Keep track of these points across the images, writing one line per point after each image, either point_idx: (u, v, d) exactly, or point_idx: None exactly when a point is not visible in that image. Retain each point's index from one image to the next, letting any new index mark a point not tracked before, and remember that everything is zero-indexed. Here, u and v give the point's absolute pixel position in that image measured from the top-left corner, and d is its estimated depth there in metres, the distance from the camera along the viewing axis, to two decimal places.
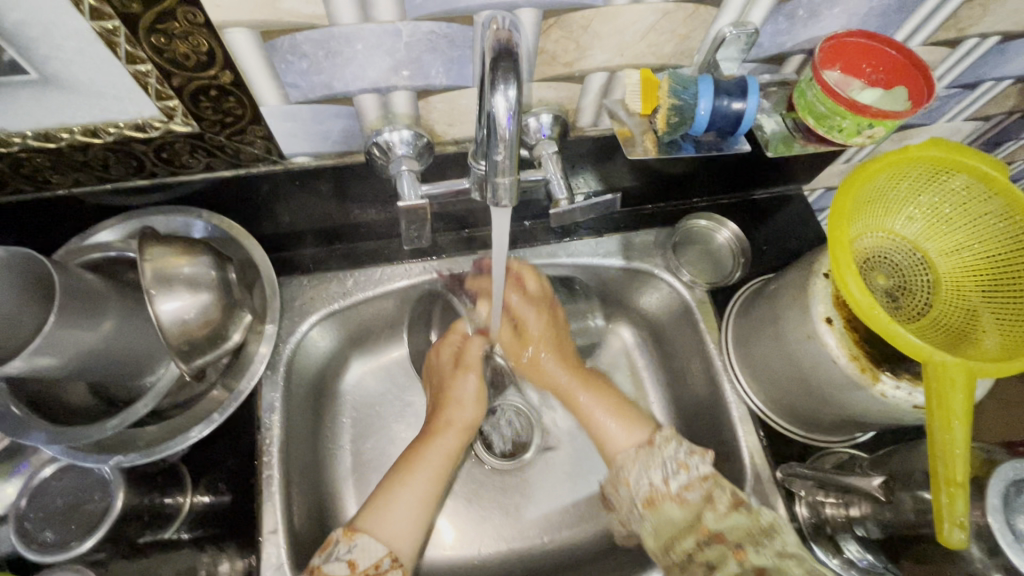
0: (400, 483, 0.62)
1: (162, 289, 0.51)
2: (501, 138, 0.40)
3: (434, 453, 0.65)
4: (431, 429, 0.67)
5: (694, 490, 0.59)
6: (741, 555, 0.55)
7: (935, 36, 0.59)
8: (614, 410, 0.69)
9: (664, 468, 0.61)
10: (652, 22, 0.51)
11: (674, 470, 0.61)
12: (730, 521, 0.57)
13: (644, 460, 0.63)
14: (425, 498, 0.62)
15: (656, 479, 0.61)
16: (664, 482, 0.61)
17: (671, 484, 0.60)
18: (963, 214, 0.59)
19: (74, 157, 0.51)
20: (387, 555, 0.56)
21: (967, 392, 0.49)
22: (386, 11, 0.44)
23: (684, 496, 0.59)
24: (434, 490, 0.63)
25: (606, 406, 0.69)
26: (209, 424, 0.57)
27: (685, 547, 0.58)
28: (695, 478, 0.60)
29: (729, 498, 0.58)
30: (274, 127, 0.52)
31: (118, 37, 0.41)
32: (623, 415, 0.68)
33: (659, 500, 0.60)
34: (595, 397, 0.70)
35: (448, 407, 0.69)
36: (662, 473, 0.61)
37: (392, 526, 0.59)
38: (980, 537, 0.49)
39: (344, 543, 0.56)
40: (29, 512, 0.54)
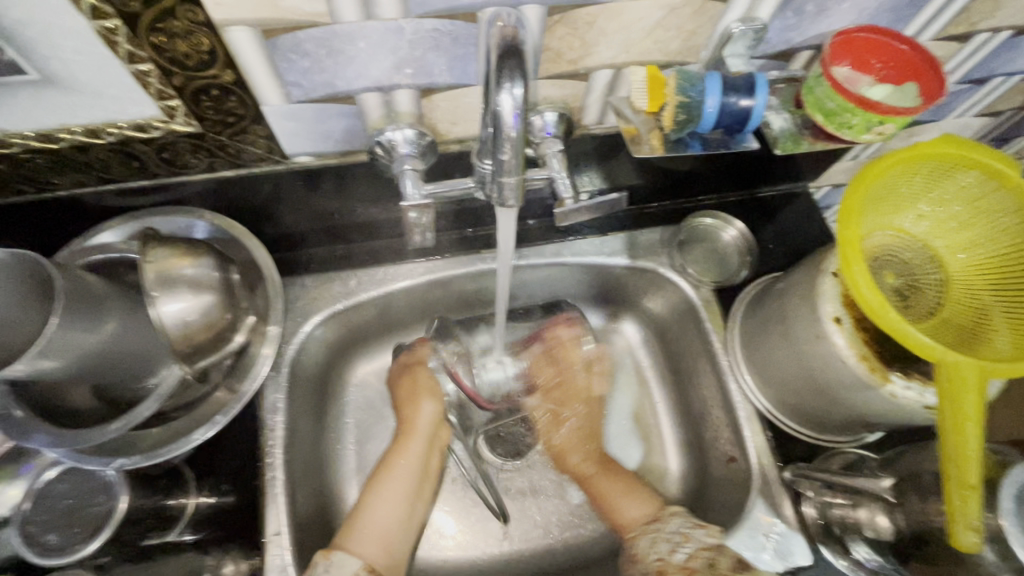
0: (374, 496, 0.64)
1: (164, 291, 0.51)
2: (507, 136, 0.40)
3: (402, 463, 0.66)
4: (399, 442, 0.68)
5: (698, 559, 0.62)
6: None
7: (947, 31, 0.58)
8: (629, 489, 0.71)
9: (670, 542, 0.64)
10: (659, 18, 0.50)
11: (680, 542, 0.64)
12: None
13: (654, 534, 0.66)
14: (400, 508, 0.64)
15: (665, 551, 0.64)
16: (671, 553, 0.63)
17: (677, 555, 0.63)
18: (972, 212, 0.58)
19: (76, 158, 0.51)
20: (363, 568, 0.57)
21: (979, 392, 0.48)
22: (389, 9, 0.43)
23: (691, 565, 0.61)
24: (405, 500, 0.65)
25: (620, 483, 0.71)
26: (212, 426, 0.57)
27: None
28: (698, 544, 0.63)
29: (731, 563, 0.60)
30: (276, 127, 0.51)
31: (118, 37, 0.41)
32: (634, 491, 0.71)
33: (669, 572, 0.62)
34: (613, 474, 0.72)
35: (412, 422, 0.69)
36: (670, 544, 0.64)
37: (367, 537, 0.61)
38: (993, 540, 0.48)
39: (323, 561, 0.57)
40: (33, 515, 0.54)
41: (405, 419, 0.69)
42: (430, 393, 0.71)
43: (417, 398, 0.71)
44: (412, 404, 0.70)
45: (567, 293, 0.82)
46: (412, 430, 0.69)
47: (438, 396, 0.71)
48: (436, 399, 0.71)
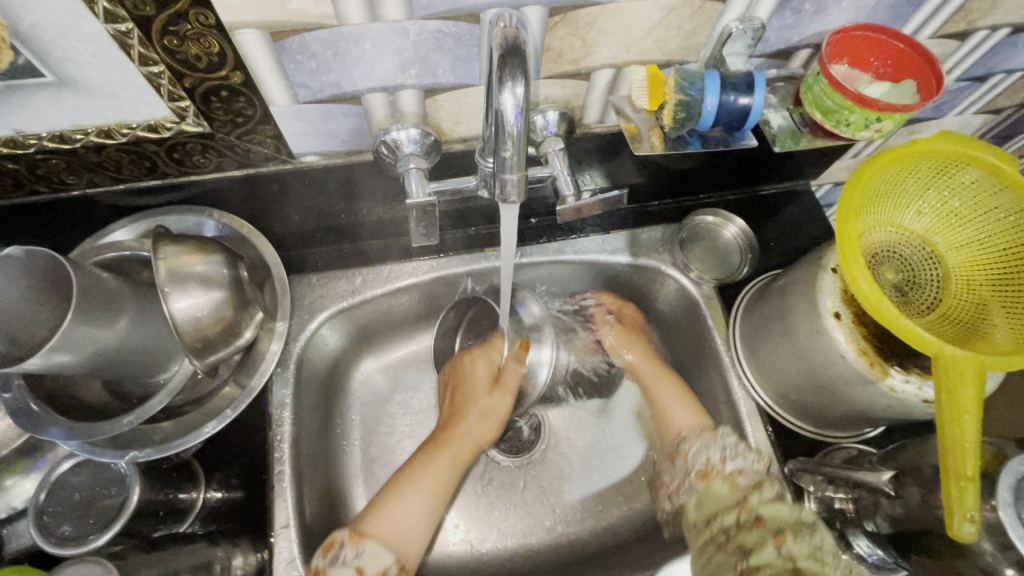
0: (411, 491, 0.64)
1: (175, 287, 0.52)
2: (509, 134, 0.40)
3: (444, 465, 0.67)
4: (442, 441, 0.70)
5: (746, 476, 0.64)
6: (780, 540, 0.60)
7: (944, 29, 0.58)
8: (681, 398, 0.73)
9: (724, 451, 0.66)
10: (659, 18, 0.51)
11: (731, 455, 0.65)
12: (773, 506, 0.62)
13: (706, 439, 0.68)
14: (434, 511, 0.64)
15: (715, 457, 0.66)
16: (721, 461, 0.66)
17: (727, 465, 0.65)
18: (974, 210, 0.58)
19: (89, 158, 0.52)
20: (392, 564, 0.60)
21: (977, 386, 0.48)
22: (394, 11, 0.44)
23: (735, 479, 0.64)
24: (441, 504, 0.65)
25: (676, 394, 0.74)
26: (222, 419, 0.57)
27: (725, 522, 0.63)
28: (749, 467, 0.64)
29: (775, 489, 0.62)
30: (284, 127, 0.52)
31: (131, 39, 0.42)
32: (690, 402, 0.73)
33: (711, 476, 0.66)
34: (669, 385, 0.75)
35: (470, 419, 0.71)
36: (720, 453, 0.66)
37: (402, 534, 0.62)
38: (990, 531, 0.49)
39: (350, 547, 0.59)
40: (47, 507, 0.55)
41: (461, 421, 0.71)
42: (506, 382, 0.74)
43: (485, 403, 0.73)
44: (469, 398, 0.72)
45: (570, 291, 0.83)
46: (459, 432, 0.70)
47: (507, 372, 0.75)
48: (507, 393, 0.74)
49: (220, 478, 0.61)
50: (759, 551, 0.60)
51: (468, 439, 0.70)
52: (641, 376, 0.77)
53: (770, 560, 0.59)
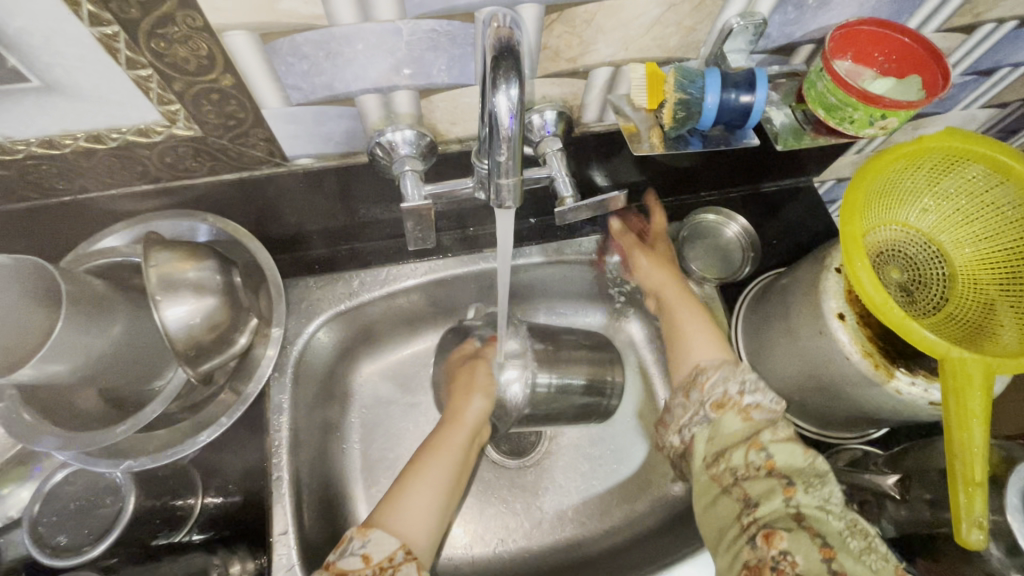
0: (414, 478, 0.62)
1: (167, 295, 0.51)
2: (503, 138, 0.40)
3: (444, 453, 0.65)
4: (444, 429, 0.67)
5: (761, 411, 0.58)
6: (792, 492, 0.53)
7: (950, 23, 0.57)
8: (697, 319, 0.68)
9: (743, 384, 0.60)
10: (658, 15, 0.50)
11: (751, 389, 0.59)
12: (785, 448, 0.56)
13: (725, 370, 0.61)
14: (440, 498, 0.62)
15: (732, 389, 0.60)
16: (739, 393, 0.59)
17: (745, 397, 0.59)
18: (981, 207, 0.57)
19: (79, 163, 0.51)
20: (401, 548, 0.56)
21: (985, 389, 0.47)
22: (386, 11, 0.43)
23: (751, 411, 0.58)
24: (445, 490, 0.63)
25: (700, 323, 0.67)
26: (217, 428, 0.56)
27: (734, 461, 0.56)
28: (766, 403, 0.59)
29: (788, 433, 0.58)
30: (277, 130, 0.52)
31: (118, 42, 0.41)
32: (712, 332, 0.66)
33: (727, 406, 0.59)
34: (692, 312, 0.69)
35: (461, 405, 0.68)
36: (740, 386, 0.60)
37: (405, 517, 0.59)
38: (998, 536, 0.48)
39: (358, 538, 0.56)
40: (43, 517, 0.55)
41: (454, 410, 0.68)
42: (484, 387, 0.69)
43: (470, 391, 0.69)
44: (462, 395, 0.69)
45: (571, 291, 0.82)
46: (459, 420, 0.67)
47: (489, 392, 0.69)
48: (488, 396, 0.69)
49: (218, 483, 0.61)
50: (767, 500, 0.53)
51: (468, 428, 0.67)
52: (664, 297, 0.71)
53: (778, 510, 0.53)
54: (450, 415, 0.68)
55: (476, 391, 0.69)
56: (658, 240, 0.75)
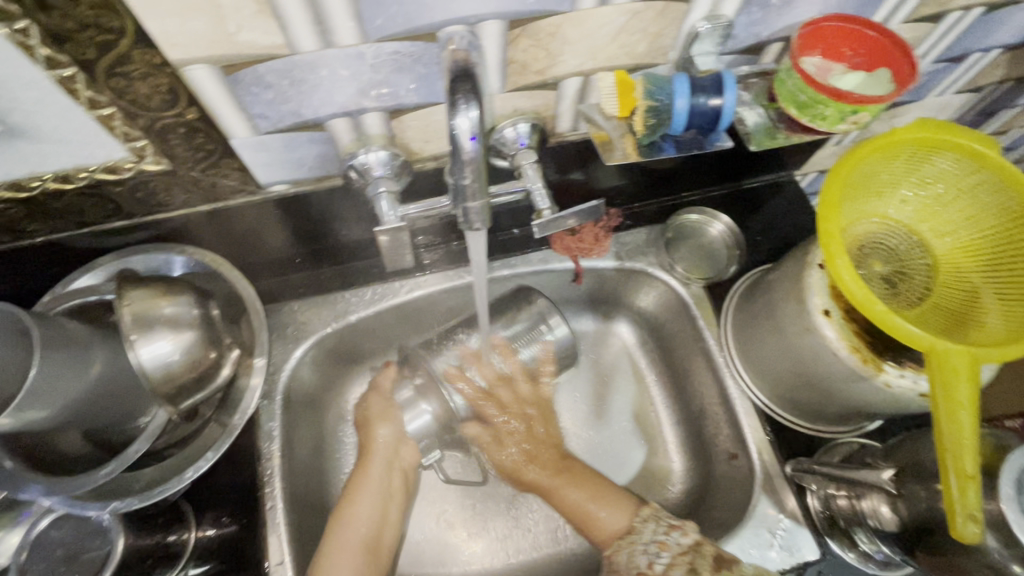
0: (346, 511, 0.63)
1: (142, 334, 0.50)
2: (466, 160, 0.40)
3: (365, 488, 0.65)
4: (359, 463, 0.67)
5: (678, 567, 0.57)
6: None
7: (917, 13, 0.57)
8: (597, 492, 0.67)
9: (647, 552, 0.60)
10: (623, 23, 0.49)
11: (657, 551, 0.60)
12: None
13: (630, 544, 0.62)
14: (379, 519, 0.64)
15: (642, 563, 0.59)
16: (649, 566, 0.59)
17: (657, 568, 0.58)
18: (957, 193, 0.57)
19: (48, 204, 0.51)
20: None
21: (972, 379, 0.47)
22: (347, 36, 0.43)
23: None
24: (382, 510, 0.65)
25: (591, 494, 0.67)
26: (203, 463, 0.56)
27: None
28: (678, 565, 0.58)
29: (712, 562, 0.56)
30: (249, 159, 0.51)
31: (77, 84, 0.40)
32: (609, 501, 0.66)
33: None
34: (582, 492, 0.67)
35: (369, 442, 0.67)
36: (648, 556, 0.60)
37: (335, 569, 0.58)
38: (994, 526, 0.48)
39: None
40: (30, 565, 0.55)
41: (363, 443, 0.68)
42: (391, 416, 0.69)
43: (372, 424, 0.68)
44: (367, 428, 0.68)
45: (560, 297, 0.81)
46: (370, 452, 0.67)
47: (394, 418, 0.69)
48: (391, 423, 0.68)
49: (211, 515, 0.59)
50: None
51: (380, 457, 0.67)
52: (540, 486, 0.69)
53: None
54: (363, 453, 0.67)
55: (381, 417, 0.69)
56: (518, 409, 0.71)
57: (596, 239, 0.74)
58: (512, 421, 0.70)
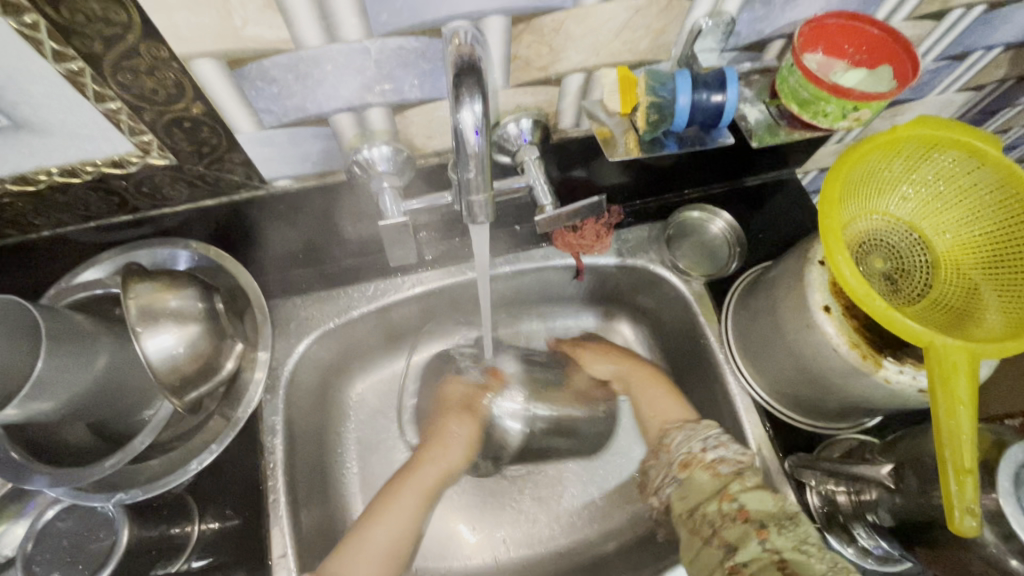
0: (374, 525, 0.65)
1: (148, 326, 0.51)
2: (471, 153, 0.40)
3: (410, 492, 0.68)
4: (409, 468, 0.71)
5: (729, 464, 0.62)
6: (764, 534, 0.55)
7: (918, 11, 0.57)
8: (667, 389, 0.76)
9: (705, 441, 0.65)
10: (625, 19, 0.50)
11: (713, 444, 0.64)
12: (754, 496, 0.59)
13: (688, 432, 0.68)
14: (392, 549, 0.65)
15: (696, 448, 0.65)
16: (702, 450, 0.65)
17: (707, 453, 0.64)
18: (957, 191, 0.57)
19: (55, 198, 0.51)
20: None
21: (970, 375, 0.48)
22: (352, 31, 0.43)
23: (718, 467, 0.62)
24: (399, 539, 0.65)
25: (663, 386, 0.76)
26: (208, 455, 0.56)
27: (707, 512, 0.60)
28: (730, 455, 0.62)
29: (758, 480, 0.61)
30: (253, 153, 0.52)
31: (84, 78, 0.41)
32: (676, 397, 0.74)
33: (693, 465, 0.65)
34: (664, 390, 0.75)
35: (438, 448, 0.72)
36: (703, 443, 0.65)
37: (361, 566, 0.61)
38: (993, 521, 0.48)
39: None
40: (36, 555, 0.55)
41: (426, 452, 0.72)
42: (464, 440, 0.74)
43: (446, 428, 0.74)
44: (438, 437, 0.73)
45: (561, 294, 0.81)
46: (427, 459, 0.71)
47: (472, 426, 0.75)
48: (467, 447, 0.74)
49: (214, 509, 0.60)
50: (744, 546, 0.55)
51: (436, 466, 0.71)
52: (626, 379, 0.78)
53: (755, 554, 0.54)
54: (418, 461, 0.71)
55: (456, 435, 0.74)
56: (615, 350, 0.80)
57: (597, 241, 0.74)
58: (613, 354, 0.79)
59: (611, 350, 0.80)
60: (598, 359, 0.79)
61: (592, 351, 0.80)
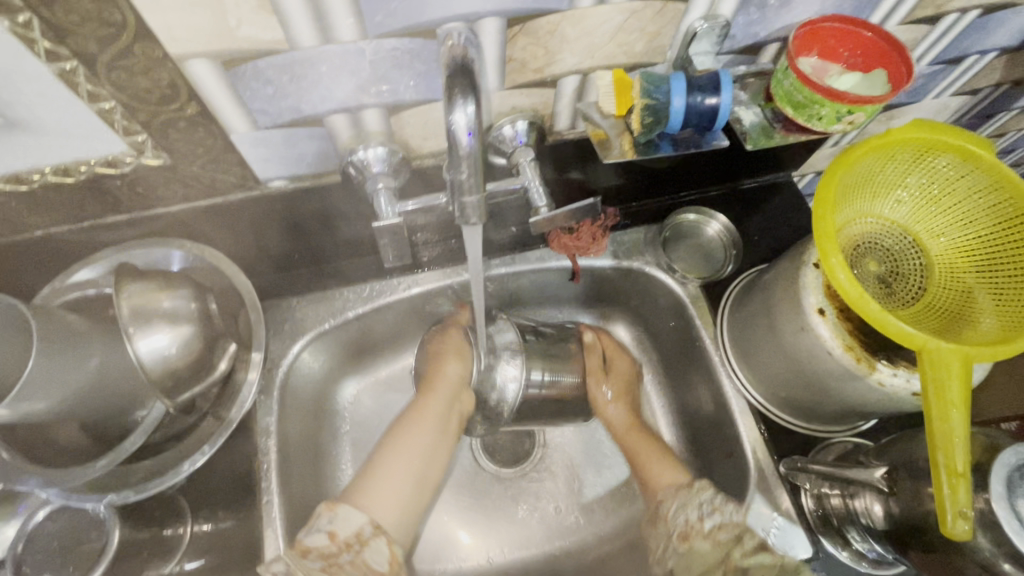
0: (388, 456, 0.66)
1: (140, 326, 0.50)
2: (464, 155, 0.40)
3: (421, 422, 0.68)
4: (419, 399, 0.70)
5: (726, 531, 0.64)
6: None
7: (913, 15, 0.57)
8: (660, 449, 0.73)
9: (701, 509, 0.66)
10: (621, 22, 0.50)
11: (709, 511, 0.65)
12: (755, 559, 0.62)
13: (682, 498, 0.67)
14: (407, 473, 0.65)
15: (693, 517, 0.65)
16: (699, 519, 0.65)
17: (705, 523, 0.65)
18: (952, 194, 0.58)
19: (49, 198, 0.51)
20: (368, 524, 0.61)
21: (963, 378, 0.48)
22: (347, 32, 0.43)
23: (717, 535, 0.64)
24: (414, 464, 0.66)
25: (658, 446, 0.73)
26: (201, 456, 0.56)
27: None
28: (727, 522, 0.64)
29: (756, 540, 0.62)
30: (248, 154, 0.51)
31: (77, 77, 0.41)
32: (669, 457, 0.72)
33: (692, 536, 0.65)
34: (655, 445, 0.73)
35: (437, 370, 0.70)
36: (698, 511, 0.66)
37: (378, 497, 0.63)
38: (985, 525, 0.48)
39: (325, 514, 0.61)
40: (27, 556, 0.55)
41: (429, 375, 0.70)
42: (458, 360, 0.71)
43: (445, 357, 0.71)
44: (439, 361, 0.71)
45: (557, 296, 0.81)
46: (434, 388, 0.70)
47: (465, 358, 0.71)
48: (464, 363, 0.71)
49: (207, 511, 0.59)
50: None
51: (444, 393, 0.69)
52: (621, 432, 0.75)
53: None
54: (423, 397, 0.69)
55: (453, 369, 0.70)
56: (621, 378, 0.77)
57: (591, 244, 0.75)
58: (619, 386, 0.76)
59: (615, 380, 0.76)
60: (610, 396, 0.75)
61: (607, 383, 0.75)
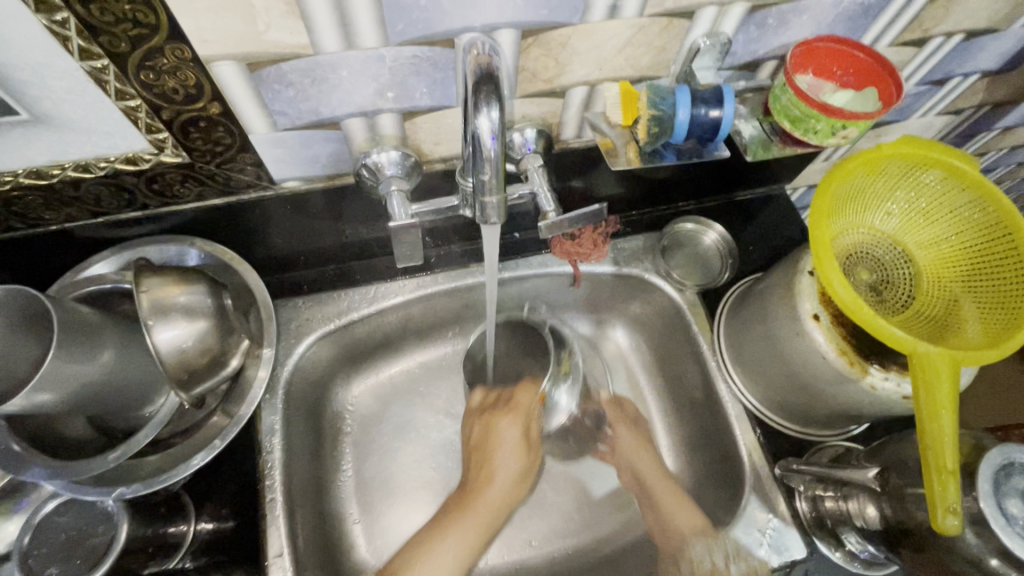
0: (439, 538, 0.67)
1: (158, 319, 0.52)
2: (486, 157, 0.42)
3: (475, 511, 0.69)
4: (468, 495, 0.71)
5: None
6: None
7: (901, 37, 0.61)
8: (680, 496, 0.73)
9: (726, 555, 0.66)
10: (628, 36, 0.52)
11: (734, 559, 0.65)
12: None
13: (709, 543, 0.67)
14: (460, 561, 0.66)
15: (718, 561, 0.66)
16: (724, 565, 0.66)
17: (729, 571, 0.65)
18: (938, 209, 0.61)
19: (67, 193, 0.52)
20: None
21: (952, 381, 0.50)
22: (369, 39, 0.45)
23: None
24: (467, 553, 0.67)
25: (674, 492, 0.73)
26: (210, 451, 0.57)
27: None
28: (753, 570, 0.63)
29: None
30: (265, 154, 0.53)
31: (107, 75, 0.42)
32: (689, 502, 0.72)
33: None
34: (672, 490, 0.73)
35: (498, 460, 0.72)
36: (725, 558, 0.66)
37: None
38: (972, 521, 0.50)
39: None
40: (32, 549, 0.55)
41: (483, 470, 0.72)
42: (517, 453, 0.73)
43: (499, 449, 0.73)
44: (492, 453, 0.72)
45: (558, 302, 0.83)
46: (486, 484, 0.71)
47: (524, 448, 0.74)
48: (524, 456, 0.73)
49: (211, 509, 0.60)
50: None
51: (496, 494, 0.71)
52: (641, 478, 0.76)
53: None
54: (483, 481, 0.71)
55: (512, 447, 0.73)
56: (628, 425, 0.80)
57: (592, 249, 0.77)
58: (628, 437, 0.79)
59: (621, 433, 0.79)
60: (624, 439, 0.79)
61: (624, 437, 0.79)
